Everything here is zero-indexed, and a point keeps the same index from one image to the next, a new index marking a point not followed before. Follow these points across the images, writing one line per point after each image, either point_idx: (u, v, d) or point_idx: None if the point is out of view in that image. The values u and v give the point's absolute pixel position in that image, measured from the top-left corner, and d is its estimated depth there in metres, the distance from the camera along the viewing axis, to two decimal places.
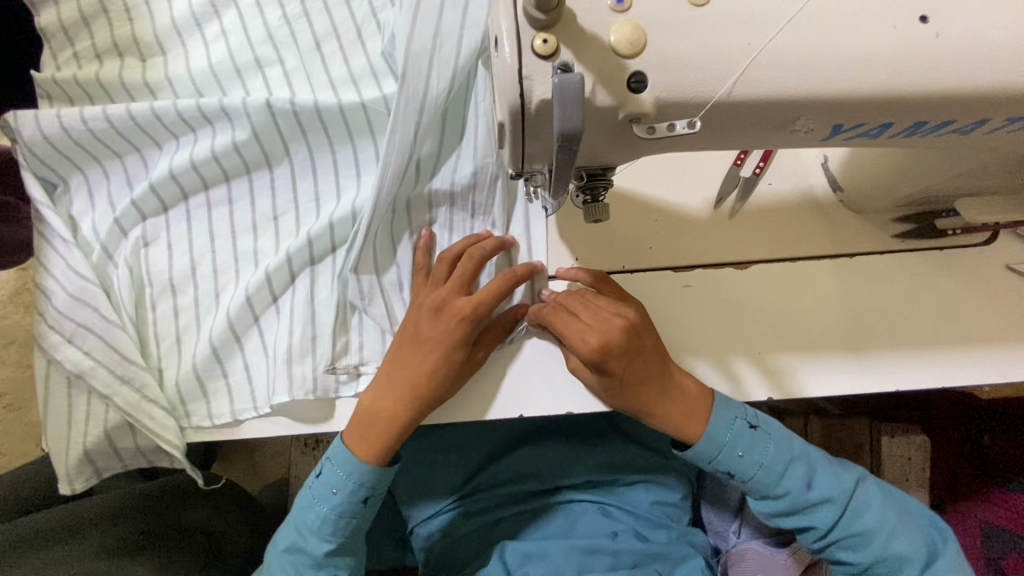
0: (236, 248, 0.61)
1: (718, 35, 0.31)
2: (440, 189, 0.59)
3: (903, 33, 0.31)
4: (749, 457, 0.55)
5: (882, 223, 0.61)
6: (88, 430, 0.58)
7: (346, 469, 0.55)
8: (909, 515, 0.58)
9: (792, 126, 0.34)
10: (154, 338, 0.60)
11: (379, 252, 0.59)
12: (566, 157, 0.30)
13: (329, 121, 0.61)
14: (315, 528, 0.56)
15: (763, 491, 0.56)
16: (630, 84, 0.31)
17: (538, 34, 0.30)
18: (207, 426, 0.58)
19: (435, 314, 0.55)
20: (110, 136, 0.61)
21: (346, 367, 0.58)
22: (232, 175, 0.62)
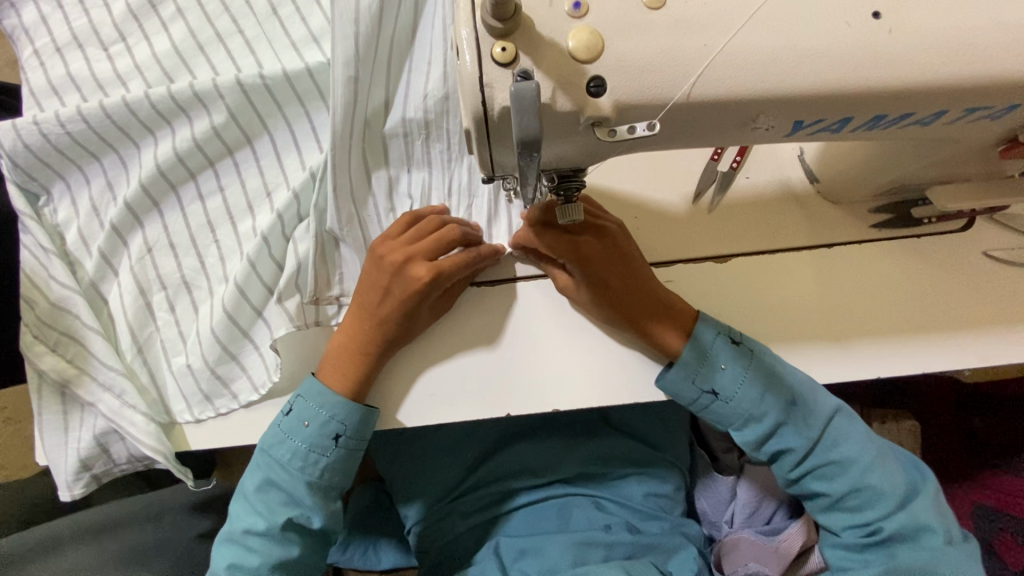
0: (237, 231, 0.62)
1: (674, 37, 0.31)
2: (413, 116, 0.60)
3: (858, 31, 0.32)
4: (731, 370, 0.56)
5: (858, 214, 0.62)
6: (81, 437, 0.59)
7: (319, 401, 0.55)
8: (889, 453, 0.59)
9: (754, 124, 0.35)
10: (179, 337, 0.61)
11: (354, 178, 0.59)
12: (527, 161, 0.30)
13: (302, 88, 0.63)
14: (285, 461, 0.56)
15: (746, 409, 0.56)
16: (589, 88, 0.32)
17: (497, 43, 0.31)
18: (255, 400, 0.59)
19: (397, 270, 0.55)
20: (87, 138, 0.61)
21: (329, 298, 0.60)
22: (216, 160, 0.63)
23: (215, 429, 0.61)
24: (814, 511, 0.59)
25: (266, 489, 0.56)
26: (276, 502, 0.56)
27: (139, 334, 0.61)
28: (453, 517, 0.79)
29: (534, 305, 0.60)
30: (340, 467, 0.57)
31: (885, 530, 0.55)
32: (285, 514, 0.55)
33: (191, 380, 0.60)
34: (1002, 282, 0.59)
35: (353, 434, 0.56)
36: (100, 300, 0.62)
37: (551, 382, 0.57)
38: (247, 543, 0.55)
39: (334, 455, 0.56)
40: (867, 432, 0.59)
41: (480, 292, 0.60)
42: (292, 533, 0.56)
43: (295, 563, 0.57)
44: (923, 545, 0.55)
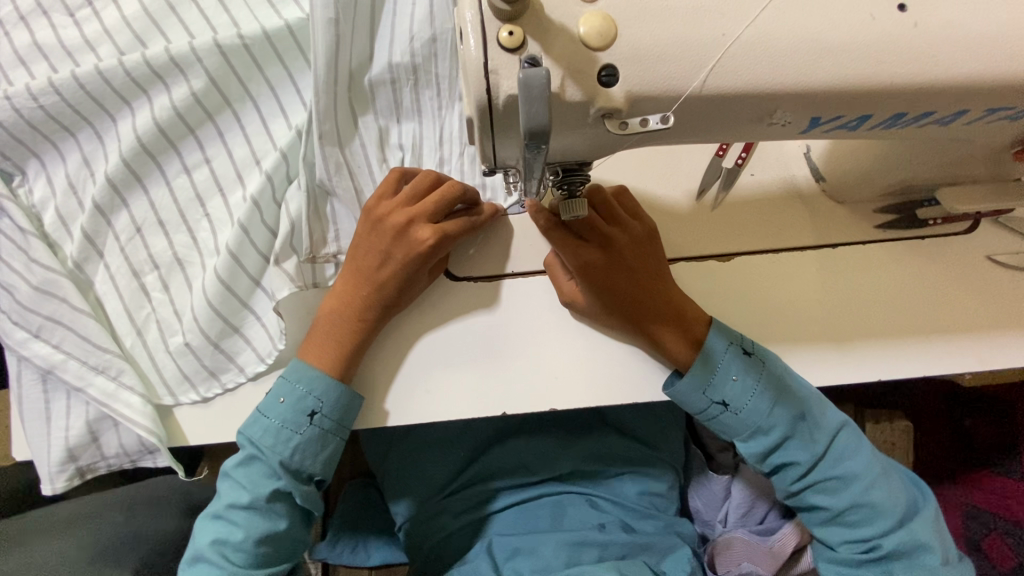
0: (228, 203, 0.61)
1: (690, 27, 0.30)
2: (400, 61, 0.59)
3: (883, 22, 0.30)
4: (744, 382, 0.54)
5: (863, 214, 0.61)
6: (69, 425, 0.57)
7: (297, 376, 0.54)
8: (889, 468, 0.58)
9: (771, 119, 0.33)
10: (175, 315, 0.59)
11: (341, 124, 0.58)
12: (536, 154, 0.29)
13: (284, 48, 0.62)
14: (258, 440, 0.53)
15: (756, 422, 0.55)
16: (600, 78, 0.30)
17: (504, 27, 0.29)
18: (262, 369, 0.58)
19: (397, 233, 0.53)
20: (60, 111, 0.58)
21: (326, 256, 0.58)
22: (198, 128, 0.61)
23: (200, 426, 0.59)
24: (812, 522, 0.59)
25: (246, 466, 0.54)
26: (258, 475, 0.53)
27: (136, 316, 0.59)
28: (443, 515, 0.78)
29: (523, 305, 0.58)
30: (316, 448, 0.54)
31: (885, 547, 0.55)
32: (269, 486, 0.53)
33: (192, 359, 0.58)
34: (1005, 287, 0.58)
35: (329, 412, 0.53)
36: (87, 284, 0.59)
37: (549, 385, 0.57)
38: (231, 518, 0.53)
39: (309, 433, 0.54)
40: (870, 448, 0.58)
41: (478, 287, 0.59)
42: (279, 504, 0.54)
43: (281, 538, 0.55)
44: (921, 564, 0.55)
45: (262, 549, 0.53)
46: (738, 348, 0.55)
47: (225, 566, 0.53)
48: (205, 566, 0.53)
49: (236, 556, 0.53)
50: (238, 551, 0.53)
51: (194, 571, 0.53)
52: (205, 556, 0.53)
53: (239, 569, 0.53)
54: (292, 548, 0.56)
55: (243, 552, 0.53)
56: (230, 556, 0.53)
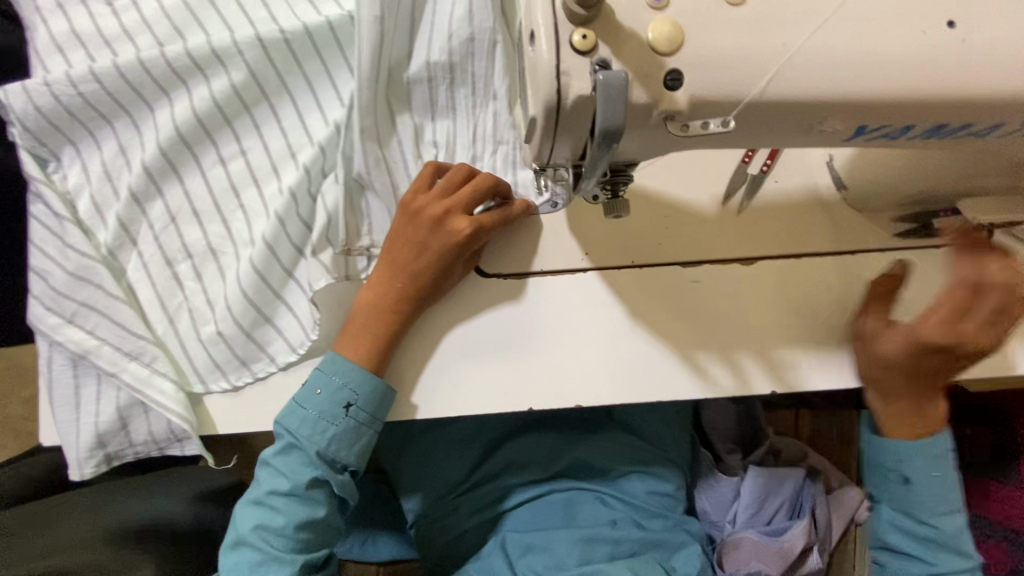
0: (263, 195, 0.61)
1: (752, 36, 0.31)
2: (438, 60, 0.59)
3: (933, 39, 0.32)
4: (947, 474, 0.58)
5: (883, 223, 0.62)
6: (99, 412, 0.58)
7: (333, 368, 0.55)
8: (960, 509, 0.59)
9: (820, 127, 0.35)
10: (207, 305, 0.60)
11: (380, 121, 0.59)
12: (604, 153, 0.31)
13: (322, 43, 0.62)
14: (296, 431, 0.54)
15: (949, 508, 0.58)
16: (666, 81, 0.31)
17: (577, 30, 0.30)
18: (294, 360, 0.59)
19: (434, 225, 0.54)
20: (99, 99, 0.58)
21: (361, 248, 0.59)
22: (235, 119, 0.61)
23: (232, 413, 0.60)
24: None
25: (285, 453, 0.55)
26: (298, 463, 0.55)
27: (168, 304, 0.60)
28: (453, 515, 0.79)
29: (553, 304, 0.59)
30: (350, 439, 0.55)
31: None
32: (308, 473, 0.54)
33: (224, 348, 0.59)
34: None
35: (364, 404, 0.54)
36: (120, 272, 0.60)
37: (576, 384, 0.58)
38: (272, 504, 0.54)
39: (344, 425, 0.55)
40: (941, 491, 0.58)
41: (507, 284, 0.60)
42: (317, 491, 0.55)
43: (319, 524, 0.56)
44: None
45: (302, 534, 0.55)
46: None
47: (267, 551, 0.53)
48: (247, 550, 0.54)
49: (278, 541, 0.54)
50: (279, 537, 0.54)
51: (235, 555, 0.54)
52: (246, 540, 0.54)
53: (280, 553, 0.54)
54: (330, 534, 0.58)
55: (284, 537, 0.54)
56: (271, 541, 0.54)
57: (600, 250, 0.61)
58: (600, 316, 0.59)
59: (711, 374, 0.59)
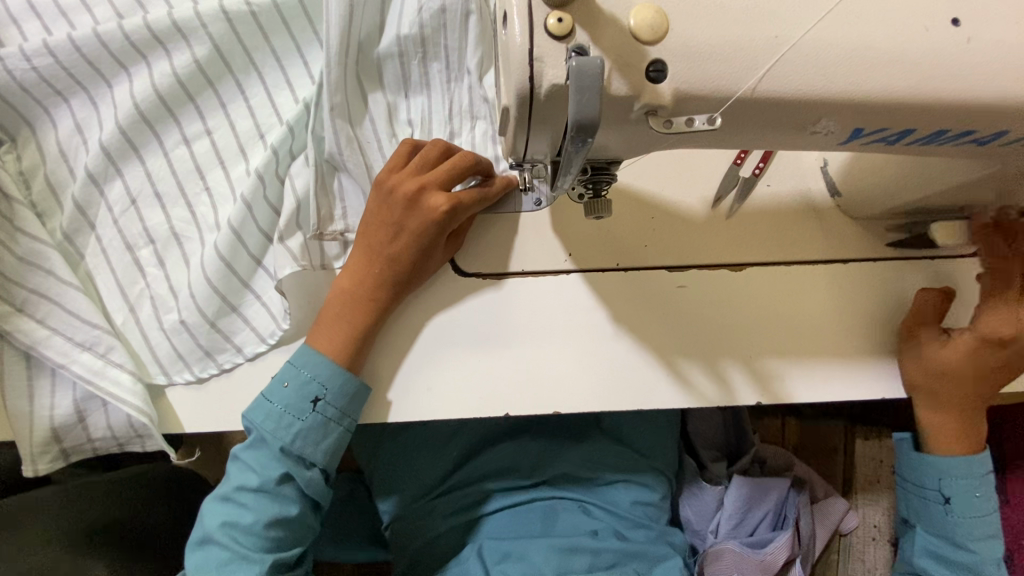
0: (229, 176, 0.60)
1: (742, 27, 0.29)
2: (409, 34, 0.57)
3: (935, 35, 0.30)
4: (966, 492, 0.60)
5: (876, 231, 0.60)
6: (55, 405, 0.56)
7: (303, 361, 0.52)
8: (997, 536, 0.62)
9: (813, 128, 0.32)
10: (170, 292, 0.58)
11: (352, 100, 0.57)
12: (579, 148, 0.28)
13: (291, 17, 0.60)
14: (262, 427, 0.52)
15: (949, 521, 0.61)
16: (649, 73, 0.29)
17: (553, 13, 0.28)
18: (262, 351, 0.57)
19: (409, 203, 0.51)
20: (55, 75, 0.56)
21: (333, 233, 0.57)
22: (199, 96, 0.59)
23: (194, 410, 0.57)
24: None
25: (252, 448, 0.53)
26: (265, 459, 0.52)
27: (129, 292, 0.58)
28: (431, 517, 0.77)
29: (535, 302, 0.57)
30: (318, 436, 0.53)
31: None
32: (276, 470, 0.52)
33: (187, 337, 0.57)
34: None
35: (333, 400, 0.52)
36: (76, 256, 0.58)
37: (557, 387, 0.56)
38: (240, 501, 0.52)
39: (311, 420, 0.52)
40: (980, 514, 0.60)
41: (485, 283, 0.57)
42: (287, 487, 0.53)
43: (292, 523, 0.53)
44: None
45: (271, 532, 0.51)
46: (983, 472, 0.60)
47: (236, 550, 0.51)
48: (215, 548, 0.51)
49: (246, 539, 0.51)
50: (247, 535, 0.51)
51: (201, 554, 0.52)
52: (214, 538, 0.51)
53: (248, 552, 0.51)
54: (304, 534, 0.55)
55: (253, 535, 0.51)
56: (240, 539, 0.51)
57: (584, 250, 0.59)
58: (582, 318, 0.57)
59: (697, 384, 0.57)
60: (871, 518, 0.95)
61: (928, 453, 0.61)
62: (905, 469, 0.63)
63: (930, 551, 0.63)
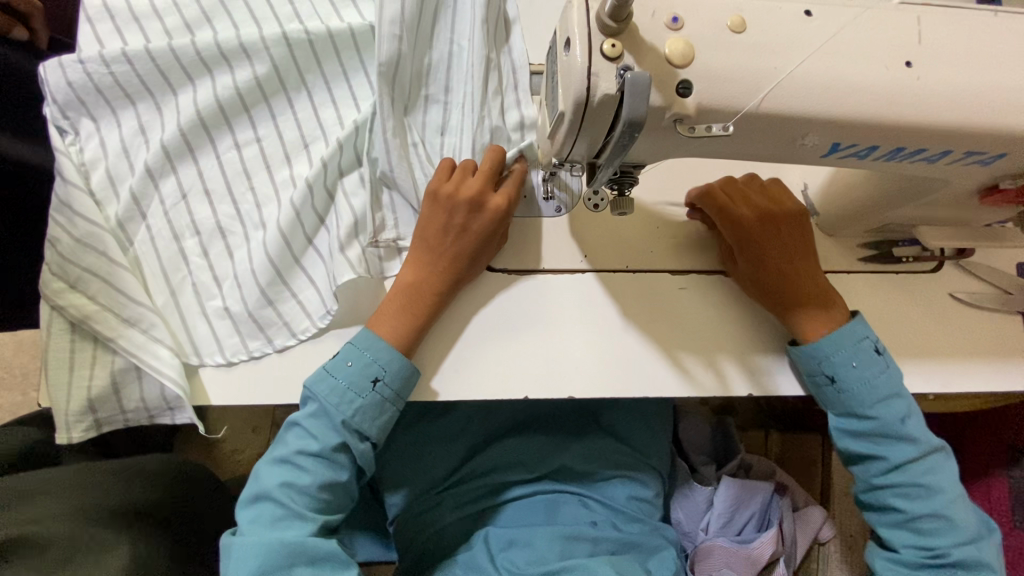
0: (274, 178, 0.66)
1: (750, 59, 0.37)
2: (452, 89, 0.66)
3: (894, 74, 0.39)
4: (857, 370, 0.60)
5: (850, 248, 0.70)
6: (93, 376, 0.59)
7: (367, 345, 0.57)
8: (900, 395, 0.60)
9: (801, 140, 0.41)
10: (214, 281, 0.64)
11: (396, 121, 0.64)
12: (627, 142, 0.36)
13: (343, 47, 0.67)
14: (326, 401, 0.57)
15: (851, 404, 0.60)
16: (678, 89, 0.37)
17: (607, 40, 0.36)
18: (292, 344, 0.62)
19: (469, 205, 0.59)
20: (129, 80, 0.63)
21: (386, 240, 0.64)
22: (253, 108, 0.66)
23: (227, 385, 0.62)
24: (879, 523, 0.63)
25: (313, 417, 0.57)
26: (326, 428, 0.57)
27: (172, 278, 0.63)
28: (439, 508, 0.80)
29: (567, 299, 0.64)
30: (375, 413, 0.58)
31: (915, 513, 0.60)
32: (334, 438, 0.57)
33: (229, 324, 0.62)
34: (963, 321, 0.68)
35: (391, 381, 0.57)
36: (126, 242, 0.63)
37: (580, 373, 0.62)
38: (299, 464, 0.56)
39: (371, 398, 0.57)
40: (868, 385, 0.60)
41: (512, 278, 0.64)
42: (341, 455, 0.58)
43: (340, 488, 0.58)
44: (948, 537, 0.59)
45: (324, 494, 0.57)
46: (869, 343, 0.61)
47: (290, 509, 0.56)
48: (270, 505, 0.56)
49: (301, 499, 0.56)
50: (304, 496, 0.56)
51: (256, 509, 0.56)
52: (270, 495, 0.56)
53: (303, 511, 0.56)
54: (345, 501, 0.60)
55: (307, 496, 0.56)
56: (296, 498, 0.56)
57: (599, 253, 0.66)
58: (599, 314, 0.64)
59: (698, 377, 0.63)
60: (848, 527, 1.02)
61: (798, 346, 0.62)
62: (794, 368, 0.65)
63: (845, 442, 0.62)
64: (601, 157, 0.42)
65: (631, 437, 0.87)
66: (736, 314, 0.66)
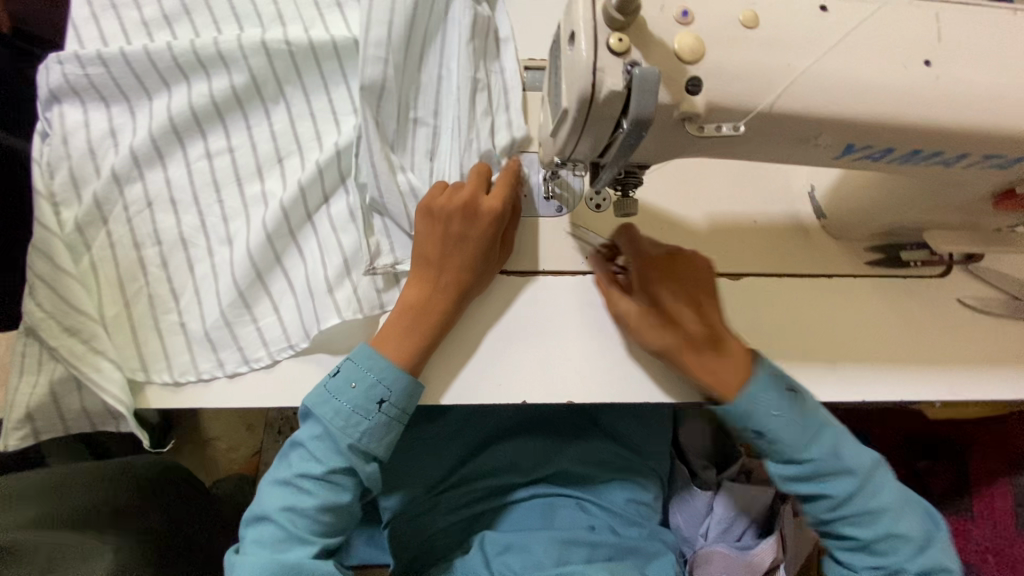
0: (244, 193, 0.64)
1: (763, 56, 0.36)
2: (441, 112, 0.65)
3: (912, 73, 0.37)
4: (784, 419, 0.56)
5: (857, 251, 0.68)
6: (35, 384, 0.58)
7: (372, 365, 0.56)
8: (824, 426, 0.57)
9: (814, 142, 0.39)
10: (171, 295, 0.62)
11: (394, 137, 0.63)
12: (633, 141, 0.35)
13: (323, 57, 0.64)
14: (330, 421, 0.55)
15: (788, 454, 0.56)
16: (687, 86, 0.35)
17: (614, 34, 0.34)
18: (243, 371, 0.61)
19: (465, 214, 0.57)
20: (103, 82, 0.62)
21: (384, 266, 0.62)
22: (227, 113, 0.64)
23: (221, 388, 0.61)
24: (835, 551, 0.60)
25: (318, 439, 0.56)
26: (329, 450, 0.55)
27: (127, 287, 0.61)
28: (434, 512, 0.79)
29: (574, 313, 0.62)
30: (381, 434, 0.56)
31: (867, 539, 0.57)
32: (336, 459, 0.55)
33: (181, 340, 0.61)
34: (972, 327, 0.66)
35: (397, 401, 0.56)
36: (81, 247, 0.61)
37: (585, 382, 0.60)
38: (300, 486, 0.55)
39: (376, 419, 0.56)
40: (796, 431, 0.56)
41: (512, 280, 0.63)
42: (345, 478, 0.56)
43: (342, 509, 0.56)
44: (905, 554, 0.57)
45: (325, 517, 0.55)
46: (784, 381, 0.57)
47: (292, 532, 0.54)
48: (270, 526, 0.55)
49: (303, 523, 0.55)
50: (305, 519, 0.55)
51: (257, 530, 0.55)
52: (270, 517, 0.55)
53: (304, 534, 0.54)
54: (348, 521, 0.59)
55: (309, 519, 0.55)
56: (296, 521, 0.54)
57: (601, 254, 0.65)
58: (602, 321, 0.62)
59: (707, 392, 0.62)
60: None
61: (724, 404, 0.57)
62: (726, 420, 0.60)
63: (790, 490, 0.59)
64: (605, 156, 0.41)
65: (630, 441, 0.86)
66: (741, 317, 0.64)
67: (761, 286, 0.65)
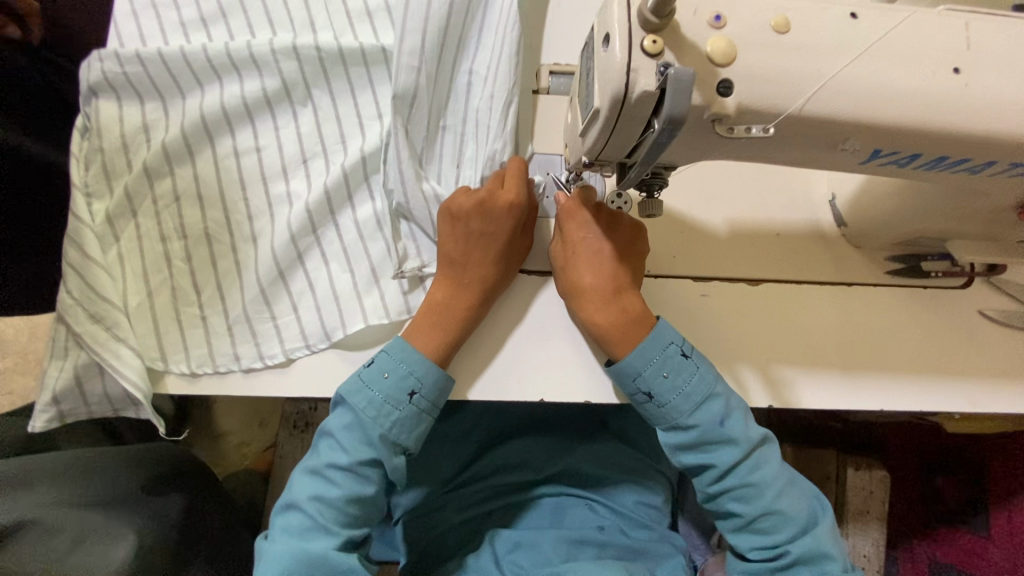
0: (270, 192, 0.66)
1: (793, 61, 0.37)
2: (466, 118, 0.65)
3: (941, 80, 0.38)
4: (672, 381, 0.57)
5: (877, 260, 0.68)
6: (61, 368, 0.59)
7: (403, 355, 0.57)
8: (716, 395, 0.57)
9: (842, 146, 0.40)
10: (194, 288, 0.63)
11: (422, 141, 0.64)
12: (664, 140, 0.35)
13: (351, 61, 0.66)
14: (360, 410, 0.56)
15: (675, 419, 0.57)
16: (718, 88, 0.36)
17: (648, 36, 0.35)
18: (257, 366, 0.62)
19: (485, 213, 0.59)
20: (140, 80, 0.64)
21: (411, 269, 0.63)
22: (256, 113, 0.66)
23: (238, 380, 0.62)
24: (726, 531, 0.61)
25: (348, 429, 0.57)
26: (359, 441, 0.57)
27: (152, 278, 0.63)
28: (445, 509, 0.79)
29: None
30: (411, 425, 0.57)
31: (750, 515, 0.58)
32: (366, 451, 0.56)
33: (201, 331, 0.62)
34: (993, 339, 0.66)
35: (426, 395, 0.57)
36: (111, 237, 0.62)
37: (601, 384, 0.62)
38: (330, 476, 0.56)
39: (407, 411, 0.57)
40: (683, 395, 0.57)
41: (533, 281, 0.65)
42: (372, 470, 0.57)
43: (368, 501, 0.57)
44: (785, 531, 0.58)
45: (351, 509, 0.56)
46: (676, 347, 0.58)
47: (318, 520, 0.55)
48: (298, 513, 0.56)
49: (329, 513, 0.56)
50: (331, 509, 0.56)
51: (286, 517, 0.57)
52: (299, 504, 0.56)
53: (329, 524, 0.55)
54: (372, 514, 0.60)
55: (335, 509, 0.56)
56: (324, 511, 0.55)
57: None
58: None
59: None
60: (860, 547, 0.97)
61: (615, 366, 0.58)
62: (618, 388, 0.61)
63: (677, 461, 0.59)
64: (633, 156, 0.42)
65: (643, 445, 0.86)
66: (756, 321, 0.64)
67: (778, 292, 0.66)
